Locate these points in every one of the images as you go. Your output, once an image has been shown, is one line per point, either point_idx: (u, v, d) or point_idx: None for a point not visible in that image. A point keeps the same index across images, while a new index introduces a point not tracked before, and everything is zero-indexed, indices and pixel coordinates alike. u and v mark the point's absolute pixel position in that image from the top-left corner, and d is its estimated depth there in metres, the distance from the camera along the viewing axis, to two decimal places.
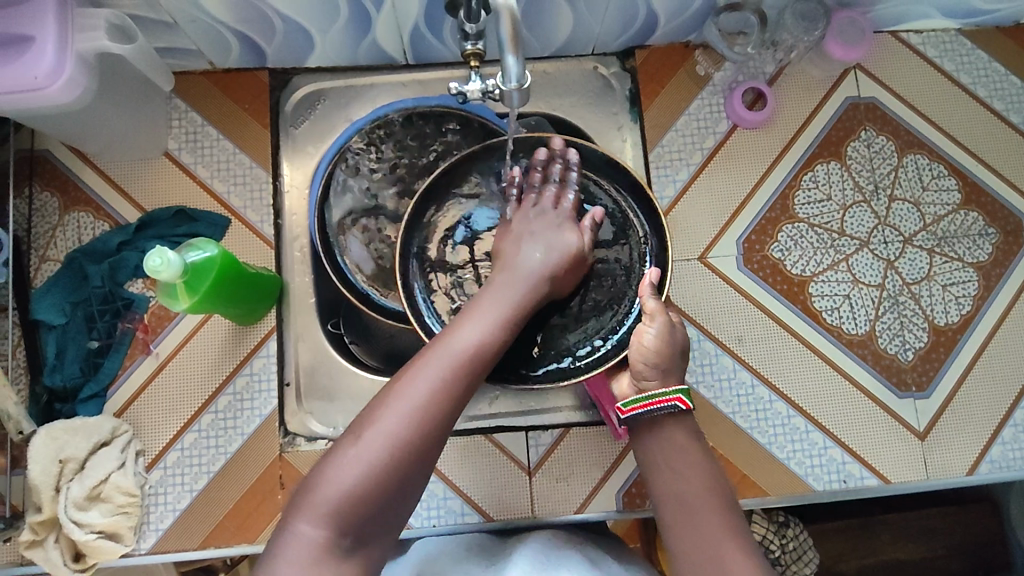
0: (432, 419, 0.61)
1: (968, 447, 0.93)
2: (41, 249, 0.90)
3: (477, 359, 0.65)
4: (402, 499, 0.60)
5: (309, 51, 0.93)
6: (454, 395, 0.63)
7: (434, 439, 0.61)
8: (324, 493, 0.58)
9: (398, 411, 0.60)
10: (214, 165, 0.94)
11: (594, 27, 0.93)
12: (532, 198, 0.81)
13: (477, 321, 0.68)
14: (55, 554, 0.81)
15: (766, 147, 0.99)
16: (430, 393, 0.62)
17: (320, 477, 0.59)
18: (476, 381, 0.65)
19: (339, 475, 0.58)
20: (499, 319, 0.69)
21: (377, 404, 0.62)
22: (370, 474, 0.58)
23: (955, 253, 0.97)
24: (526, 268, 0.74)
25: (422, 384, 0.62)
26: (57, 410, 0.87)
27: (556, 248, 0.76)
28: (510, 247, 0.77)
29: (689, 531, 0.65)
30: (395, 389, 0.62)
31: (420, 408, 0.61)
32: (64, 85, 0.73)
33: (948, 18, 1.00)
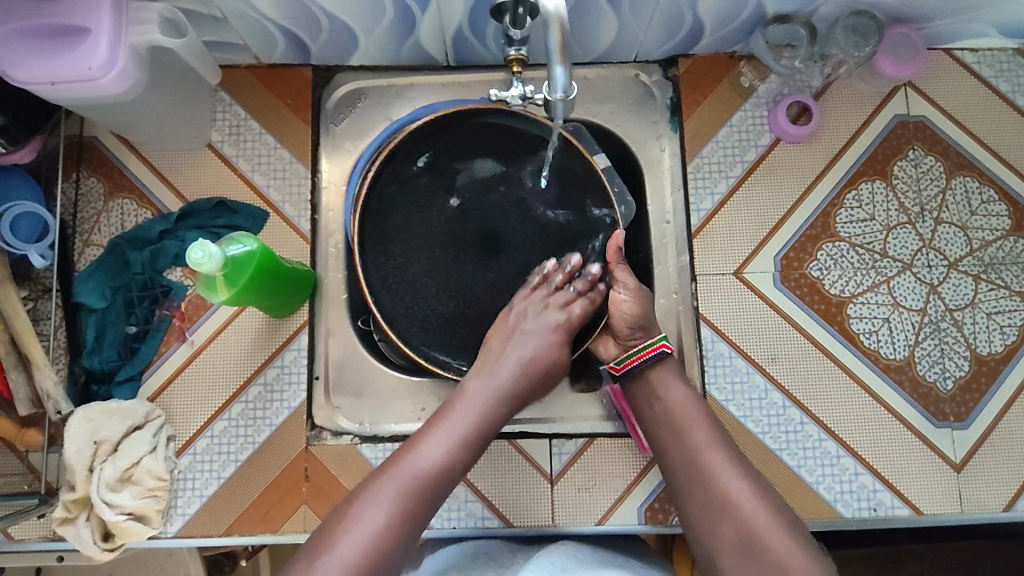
0: (391, 540, 0.68)
1: (1006, 482, 0.90)
2: (85, 233, 0.93)
3: (431, 482, 0.73)
4: None
5: (353, 50, 0.93)
6: (412, 515, 0.70)
7: (386, 563, 0.68)
8: None
9: (360, 532, 0.68)
10: (255, 158, 0.95)
11: (638, 34, 0.92)
12: (545, 296, 0.86)
13: (442, 437, 0.76)
14: (86, 533, 0.83)
15: (808, 163, 0.97)
16: (389, 514, 0.69)
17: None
18: (435, 500, 0.73)
19: None
20: (462, 437, 0.76)
21: (341, 520, 0.69)
22: None
23: (1003, 281, 0.94)
24: (497, 383, 0.80)
25: (378, 510, 0.69)
26: (93, 391, 0.90)
27: (538, 353, 0.82)
28: (497, 342, 0.83)
29: (685, 463, 0.77)
30: (358, 509, 0.69)
31: (381, 529, 0.68)
32: (116, 76, 0.75)
33: (1006, 37, 0.96)
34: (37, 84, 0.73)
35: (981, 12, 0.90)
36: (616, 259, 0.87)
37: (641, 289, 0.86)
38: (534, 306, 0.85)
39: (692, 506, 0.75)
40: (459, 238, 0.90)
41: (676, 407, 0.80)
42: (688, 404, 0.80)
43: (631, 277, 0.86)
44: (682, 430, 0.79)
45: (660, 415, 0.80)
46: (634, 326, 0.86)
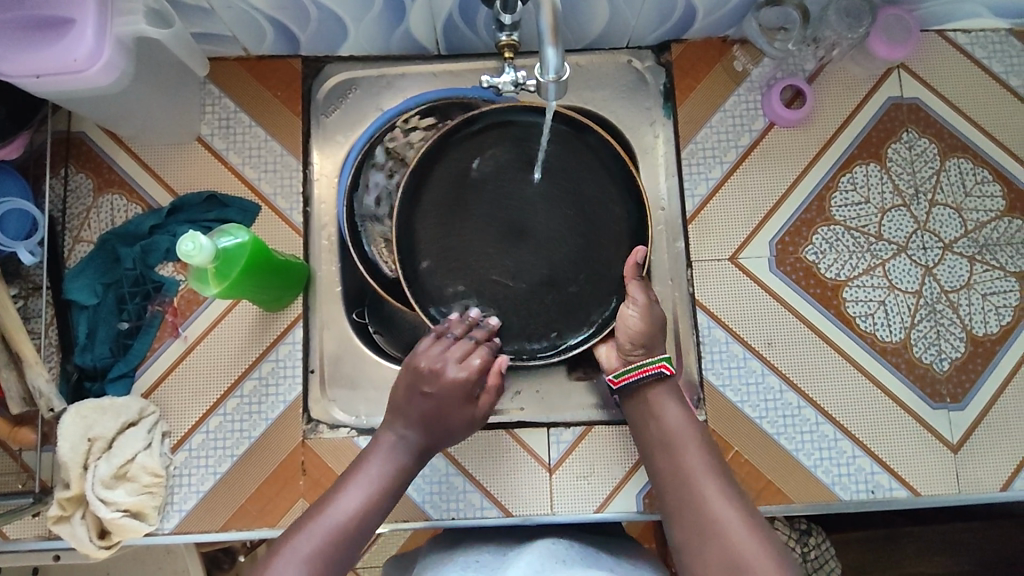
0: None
1: (1002, 462, 0.90)
2: (75, 230, 0.92)
3: (351, 533, 0.70)
4: None
5: (342, 40, 0.92)
6: (330, 565, 0.67)
7: None
8: None
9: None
10: (245, 151, 0.94)
11: (631, 19, 0.91)
12: (443, 345, 0.82)
13: (359, 488, 0.74)
14: (82, 531, 0.82)
15: (802, 146, 0.96)
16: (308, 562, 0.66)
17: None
18: (352, 550, 0.70)
19: None
20: (377, 486, 0.74)
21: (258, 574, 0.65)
22: None
23: (997, 262, 0.94)
24: (406, 439, 0.78)
25: (294, 566, 0.65)
26: (87, 388, 0.89)
27: (445, 406, 0.79)
28: (401, 395, 0.80)
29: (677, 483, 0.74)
30: (275, 561, 0.66)
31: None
32: (102, 68, 0.73)
33: (998, 17, 0.96)
34: (22, 77, 0.71)
35: None
36: (634, 273, 0.85)
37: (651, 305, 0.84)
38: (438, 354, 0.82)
39: (682, 528, 0.71)
40: (462, 219, 0.92)
41: (671, 425, 0.78)
42: (684, 419, 0.78)
43: (643, 294, 0.84)
44: (676, 450, 0.76)
45: (658, 436, 0.78)
46: (636, 343, 0.84)
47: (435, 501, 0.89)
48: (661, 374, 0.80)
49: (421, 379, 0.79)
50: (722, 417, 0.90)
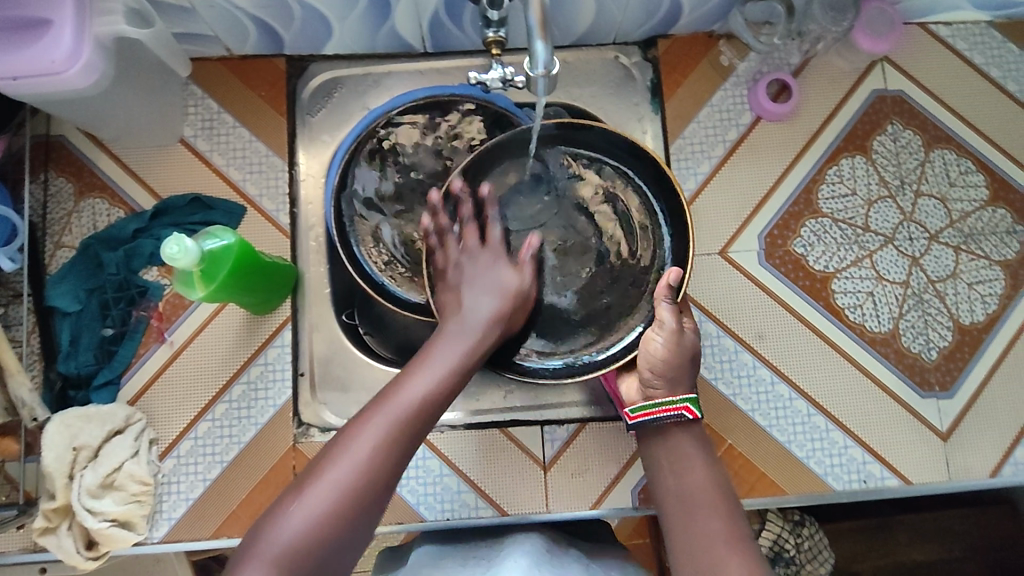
0: (371, 486, 0.59)
1: (991, 448, 0.91)
2: (56, 235, 0.90)
3: (425, 411, 0.64)
4: (340, 562, 0.58)
5: (327, 39, 0.91)
6: (395, 456, 0.61)
7: (374, 496, 0.59)
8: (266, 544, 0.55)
9: (338, 477, 0.58)
10: (229, 153, 0.93)
11: (617, 15, 0.91)
12: (453, 241, 0.76)
13: (426, 373, 0.66)
14: (69, 542, 0.80)
15: (789, 139, 0.97)
16: (371, 454, 0.60)
17: (263, 532, 0.57)
18: (418, 439, 0.64)
19: (282, 528, 0.56)
20: (446, 371, 0.67)
21: (321, 464, 0.60)
22: (311, 529, 0.56)
23: (982, 251, 0.95)
24: (471, 323, 0.71)
25: (370, 441, 0.60)
26: (70, 397, 0.87)
27: (497, 291, 0.73)
28: (449, 298, 0.73)
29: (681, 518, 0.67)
30: (337, 453, 0.60)
31: (361, 472, 0.59)
32: (82, 70, 0.72)
33: (979, 10, 0.97)
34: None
35: None
36: (666, 295, 0.73)
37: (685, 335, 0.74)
38: (461, 253, 0.75)
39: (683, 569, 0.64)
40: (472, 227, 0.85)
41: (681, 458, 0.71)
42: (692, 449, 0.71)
43: (674, 318, 0.73)
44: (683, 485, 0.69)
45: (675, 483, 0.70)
46: (658, 373, 0.73)
47: (430, 502, 0.88)
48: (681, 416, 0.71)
49: (452, 285, 0.74)
50: (714, 409, 0.91)
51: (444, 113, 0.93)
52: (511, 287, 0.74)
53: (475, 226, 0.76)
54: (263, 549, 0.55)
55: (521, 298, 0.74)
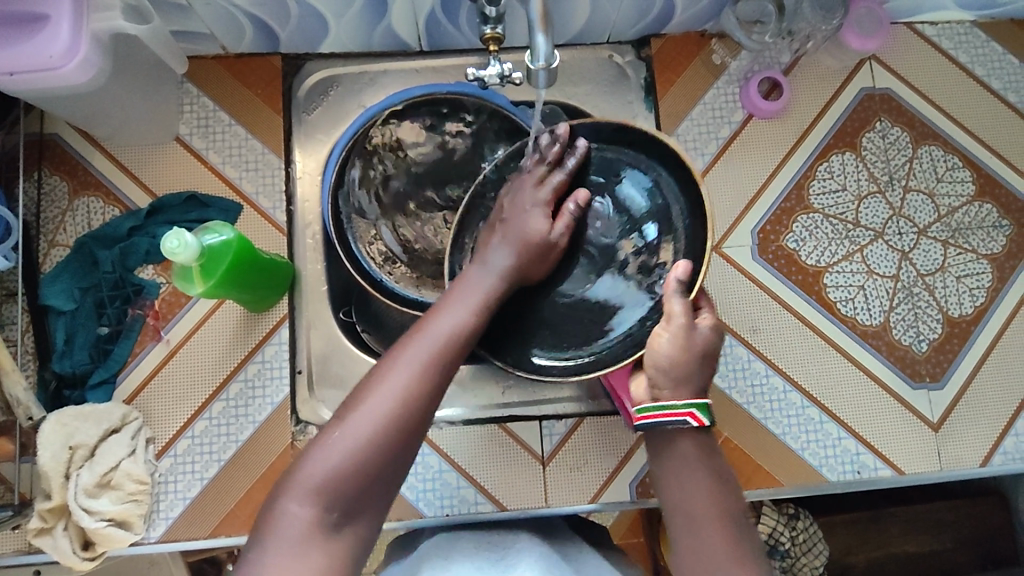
0: (411, 412, 0.58)
1: (981, 439, 0.93)
2: (50, 234, 0.89)
3: (460, 343, 0.63)
4: (386, 487, 0.57)
5: (323, 37, 0.92)
6: (435, 384, 0.60)
7: (417, 425, 0.58)
8: (310, 470, 0.55)
9: (378, 403, 0.57)
10: (225, 151, 0.93)
11: (611, 14, 0.92)
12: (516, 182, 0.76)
13: (456, 309, 0.65)
14: (65, 543, 0.80)
15: (781, 137, 0.98)
16: (410, 382, 0.59)
17: (308, 458, 0.56)
18: (454, 370, 0.62)
19: (325, 455, 0.56)
20: (476, 307, 0.66)
21: (360, 392, 0.59)
22: (354, 455, 0.56)
23: (970, 245, 0.97)
24: (496, 264, 0.69)
25: (408, 369, 0.59)
26: (66, 396, 0.86)
27: (518, 237, 0.71)
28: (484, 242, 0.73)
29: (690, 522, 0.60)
30: (375, 381, 0.59)
31: (401, 399, 0.58)
32: (79, 65, 0.72)
33: (963, 9, 0.99)
34: None
35: None
36: (675, 287, 0.69)
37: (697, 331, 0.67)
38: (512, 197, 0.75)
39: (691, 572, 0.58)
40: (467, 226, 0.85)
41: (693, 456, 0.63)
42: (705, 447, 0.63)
43: (684, 311, 0.67)
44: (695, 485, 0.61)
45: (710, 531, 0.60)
46: (667, 373, 0.65)
47: (429, 498, 0.88)
48: (688, 423, 0.63)
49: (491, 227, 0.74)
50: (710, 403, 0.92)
51: (444, 112, 0.93)
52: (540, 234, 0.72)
53: (544, 170, 0.76)
54: (308, 477, 0.55)
55: (547, 246, 0.72)
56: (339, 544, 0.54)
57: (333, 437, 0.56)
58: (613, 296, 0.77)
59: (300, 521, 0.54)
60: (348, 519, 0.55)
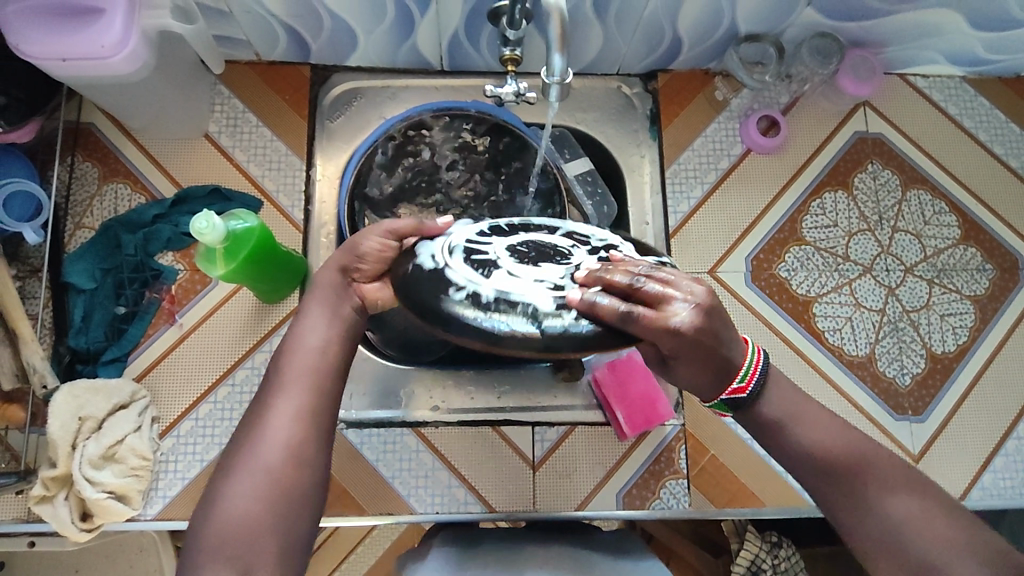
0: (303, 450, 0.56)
1: (959, 472, 0.95)
2: (77, 216, 0.94)
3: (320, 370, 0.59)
4: (289, 539, 0.53)
5: (351, 50, 0.98)
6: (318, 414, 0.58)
7: (304, 469, 0.55)
8: (206, 544, 0.51)
9: (260, 458, 0.54)
10: (251, 150, 0.98)
11: (622, 47, 0.98)
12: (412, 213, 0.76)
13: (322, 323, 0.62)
14: (64, 512, 0.82)
15: (778, 172, 1.03)
16: (289, 426, 0.56)
17: (200, 527, 0.52)
18: (330, 396, 0.59)
19: (214, 523, 0.52)
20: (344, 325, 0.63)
21: (235, 454, 0.55)
22: (246, 515, 0.52)
23: (954, 286, 1.02)
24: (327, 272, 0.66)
25: (279, 418, 0.56)
26: (78, 370, 0.89)
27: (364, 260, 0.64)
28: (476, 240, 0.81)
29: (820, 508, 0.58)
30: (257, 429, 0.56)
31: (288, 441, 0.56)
32: (127, 56, 0.77)
33: (953, 64, 1.06)
34: (48, 59, 0.75)
35: (932, 39, 0.99)
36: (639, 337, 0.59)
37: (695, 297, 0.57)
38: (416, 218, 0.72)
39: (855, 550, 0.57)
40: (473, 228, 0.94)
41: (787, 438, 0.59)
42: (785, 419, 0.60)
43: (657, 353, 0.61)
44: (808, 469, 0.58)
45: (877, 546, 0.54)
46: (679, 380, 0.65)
47: (420, 495, 0.90)
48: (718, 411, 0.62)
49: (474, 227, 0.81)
50: (699, 422, 0.95)
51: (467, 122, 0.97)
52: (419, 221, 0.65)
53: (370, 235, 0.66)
54: (209, 538, 0.51)
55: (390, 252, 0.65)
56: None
57: (225, 493, 0.53)
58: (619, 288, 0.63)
59: None
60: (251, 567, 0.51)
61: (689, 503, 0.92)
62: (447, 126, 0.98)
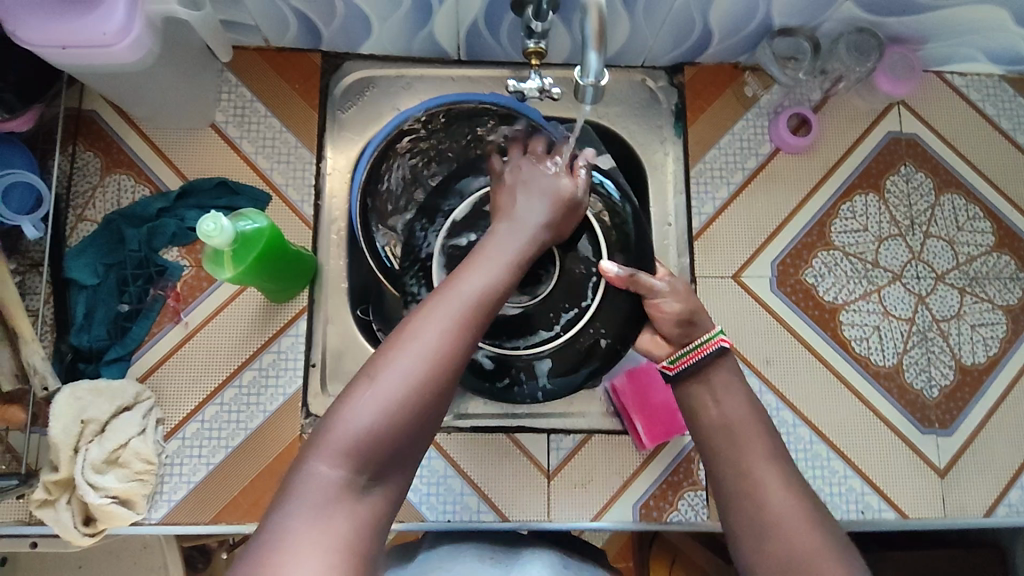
0: (447, 370, 0.53)
1: (987, 488, 0.93)
2: (78, 208, 0.90)
3: (489, 305, 0.57)
4: (418, 440, 0.53)
5: (365, 38, 0.93)
6: (469, 343, 0.55)
7: (448, 389, 0.54)
8: (342, 429, 0.50)
9: (414, 361, 0.52)
10: (259, 141, 0.94)
11: (649, 39, 0.94)
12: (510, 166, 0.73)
13: (497, 260, 0.60)
14: (66, 516, 0.80)
15: (806, 173, 0.99)
16: (448, 337, 0.54)
17: (343, 413, 0.51)
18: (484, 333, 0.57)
19: (357, 412, 0.50)
20: (515, 256, 0.61)
21: (390, 347, 0.53)
22: (396, 406, 0.51)
23: (986, 295, 0.98)
24: (527, 217, 0.64)
25: (435, 328, 0.54)
26: (80, 369, 0.87)
27: (540, 193, 0.67)
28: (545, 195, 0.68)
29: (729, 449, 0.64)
30: (417, 323, 0.54)
31: (434, 356, 0.53)
32: (131, 44, 0.73)
33: (993, 63, 1.01)
34: (47, 47, 0.71)
35: (973, 36, 0.94)
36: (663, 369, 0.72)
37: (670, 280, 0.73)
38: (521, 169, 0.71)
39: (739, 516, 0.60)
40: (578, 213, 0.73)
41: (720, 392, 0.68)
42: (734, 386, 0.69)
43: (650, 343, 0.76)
44: (730, 437, 0.65)
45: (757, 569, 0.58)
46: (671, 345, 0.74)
47: (431, 503, 0.88)
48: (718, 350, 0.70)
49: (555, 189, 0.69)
50: None
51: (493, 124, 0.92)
52: (556, 192, 0.67)
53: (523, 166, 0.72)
54: (346, 431, 0.50)
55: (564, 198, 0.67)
56: (371, 507, 0.50)
57: (376, 387, 0.51)
58: (557, 316, 0.74)
59: (328, 481, 0.49)
60: (379, 481, 0.51)
61: (707, 515, 0.89)
62: (464, 122, 0.92)
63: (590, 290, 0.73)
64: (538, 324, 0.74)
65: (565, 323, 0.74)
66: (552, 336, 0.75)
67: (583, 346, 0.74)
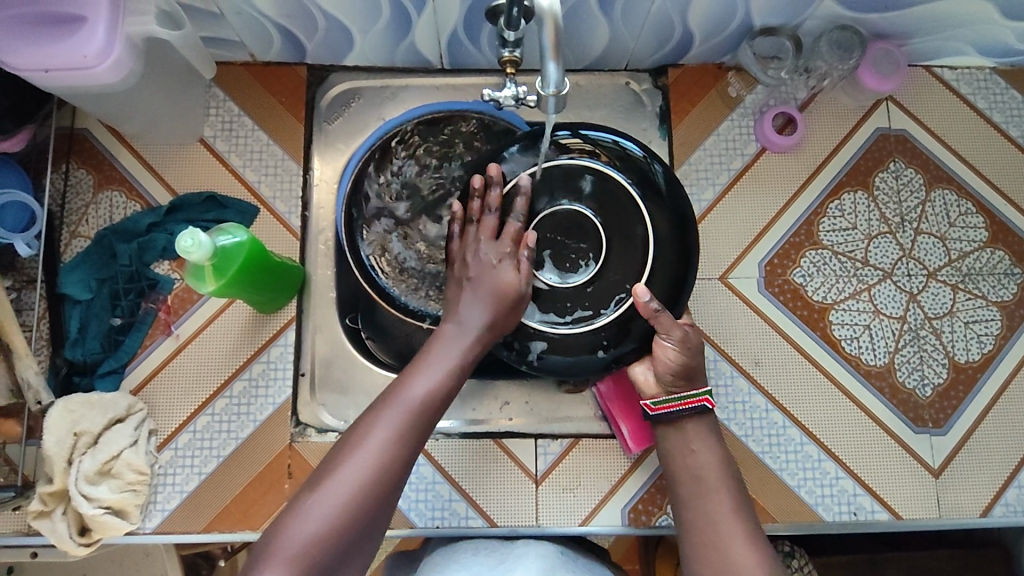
0: (386, 476, 0.62)
1: (983, 488, 0.91)
2: (72, 224, 0.92)
3: (428, 412, 0.66)
4: (363, 542, 0.61)
5: (348, 50, 0.94)
6: (407, 450, 0.64)
7: (389, 492, 0.62)
8: (289, 537, 0.58)
9: (356, 470, 0.61)
10: (246, 154, 0.96)
11: (629, 43, 0.94)
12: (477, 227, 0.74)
13: (435, 367, 0.68)
14: (62, 527, 0.82)
15: (793, 172, 0.99)
16: (388, 447, 0.63)
17: (292, 522, 0.59)
18: (425, 436, 0.66)
19: (303, 521, 0.59)
20: (453, 363, 0.68)
21: (336, 459, 0.62)
22: (338, 513, 0.59)
23: (979, 291, 0.97)
24: (471, 322, 0.70)
25: (377, 439, 0.63)
26: (75, 382, 0.89)
27: (486, 291, 0.71)
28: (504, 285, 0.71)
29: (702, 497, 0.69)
30: (363, 433, 0.64)
31: (375, 464, 0.62)
32: (112, 65, 0.75)
33: (983, 56, 1.00)
34: (30, 70, 0.73)
35: (959, 30, 0.93)
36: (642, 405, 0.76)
37: (688, 333, 0.75)
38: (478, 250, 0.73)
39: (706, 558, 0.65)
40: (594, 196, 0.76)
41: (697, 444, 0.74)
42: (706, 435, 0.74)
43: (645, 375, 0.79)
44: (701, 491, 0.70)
45: None
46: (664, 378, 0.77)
47: (420, 509, 0.89)
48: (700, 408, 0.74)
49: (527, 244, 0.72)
50: None
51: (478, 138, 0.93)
52: (496, 289, 0.71)
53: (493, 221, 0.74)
54: (291, 538, 0.58)
55: (515, 298, 0.71)
56: None
57: (320, 496, 0.60)
58: (574, 308, 0.75)
59: None
60: None
61: None
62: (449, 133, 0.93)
63: (614, 303, 0.75)
64: (552, 306, 0.75)
65: (578, 317, 0.75)
66: (561, 323, 0.75)
67: (585, 344, 0.75)
